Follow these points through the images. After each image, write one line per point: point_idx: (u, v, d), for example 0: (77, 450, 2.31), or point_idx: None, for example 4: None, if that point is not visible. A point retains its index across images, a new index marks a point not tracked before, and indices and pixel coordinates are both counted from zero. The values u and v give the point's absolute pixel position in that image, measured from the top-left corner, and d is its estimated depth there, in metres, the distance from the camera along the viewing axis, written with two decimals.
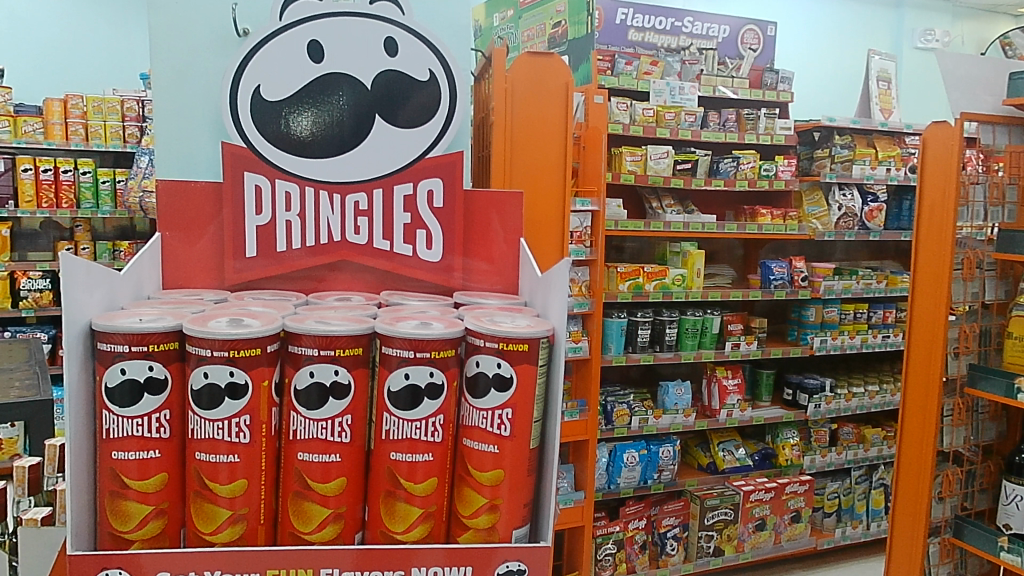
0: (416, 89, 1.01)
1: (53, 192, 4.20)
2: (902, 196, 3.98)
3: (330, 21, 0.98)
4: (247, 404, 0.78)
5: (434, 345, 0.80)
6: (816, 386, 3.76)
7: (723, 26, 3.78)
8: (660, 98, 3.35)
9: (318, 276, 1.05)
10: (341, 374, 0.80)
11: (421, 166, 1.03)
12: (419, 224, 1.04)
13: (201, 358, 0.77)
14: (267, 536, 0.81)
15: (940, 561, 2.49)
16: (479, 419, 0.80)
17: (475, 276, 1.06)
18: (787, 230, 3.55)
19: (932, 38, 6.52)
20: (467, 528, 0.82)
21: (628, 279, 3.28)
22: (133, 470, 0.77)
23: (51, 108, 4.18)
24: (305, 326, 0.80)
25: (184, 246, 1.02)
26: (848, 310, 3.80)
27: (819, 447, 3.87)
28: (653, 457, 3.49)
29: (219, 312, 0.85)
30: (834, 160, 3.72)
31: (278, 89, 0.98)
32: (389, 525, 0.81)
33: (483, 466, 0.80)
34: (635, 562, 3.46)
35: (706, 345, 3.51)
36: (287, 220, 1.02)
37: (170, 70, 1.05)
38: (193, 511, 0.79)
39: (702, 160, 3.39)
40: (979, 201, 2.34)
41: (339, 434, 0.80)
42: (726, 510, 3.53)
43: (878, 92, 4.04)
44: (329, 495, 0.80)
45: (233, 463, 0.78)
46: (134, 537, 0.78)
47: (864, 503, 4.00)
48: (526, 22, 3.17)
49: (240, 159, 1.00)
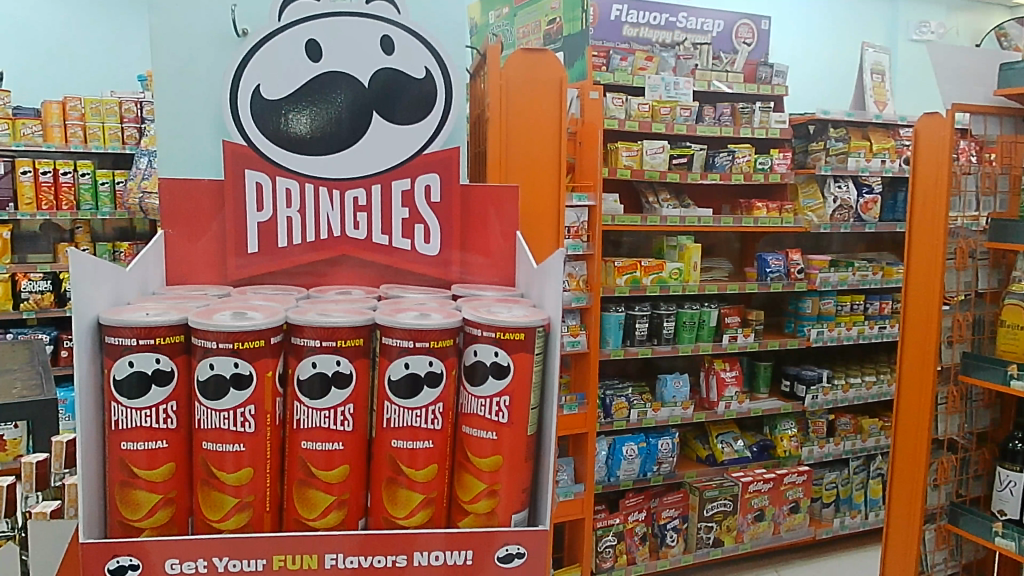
0: (411, 86, 1.04)
1: (53, 194, 4.21)
2: (897, 188, 4.02)
3: (329, 21, 1.01)
4: (252, 395, 0.80)
5: (433, 334, 0.82)
6: (814, 377, 3.81)
7: (717, 21, 3.83)
8: (655, 93, 3.36)
9: (319, 271, 1.07)
10: (343, 365, 0.82)
11: (418, 162, 1.05)
12: (418, 219, 1.06)
13: (207, 350, 0.79)
14: (272, 522, 0.83)
15: (935, 547, 2.52)
16: (478, 407, 0.83)
17: (473, 269, 1.08)
18: (782, 222, 3.57)
19: (926, 30, 6.57)
20: (467, 514, 0.84)
21: (625, 273, 3.30)
22: (142, 460, 0.80)
23: (50, 110, 4.18)
24: (307, 318, 0.83)
25: (188, 244, 1.05)
26: (845, 301, 3.82)
27: (817, 438, 3.92)
28: (653, 450, 3.53)
29: (223, 306, 0.87)
30: (829, 152, 3.77)
31: (277, 88, 1.01)
32: (391, 511, 0.83)
33: (483, 452, 0.83)
34: (635, 553, 3.48)
35: (703, 338, 3.54)
36: (287, 216, 1.04)
37: (171, 71, 1.07)
38: (201, 500, 0.81)
39: (697, 155, 3.44)
40: (970, 191, 2.37)
41: (340, 423, 0.82)
42: (724, 502, 3.57)
43: (871, 84, 4.02)
44: (333, 482, 0.82)
45: (239, 452, 0.80)
46: (144, 525, 0.80)
47: (862, 493, 4.02)
48: (522, 20, 3.24)
49: (242, 158, 1.02)
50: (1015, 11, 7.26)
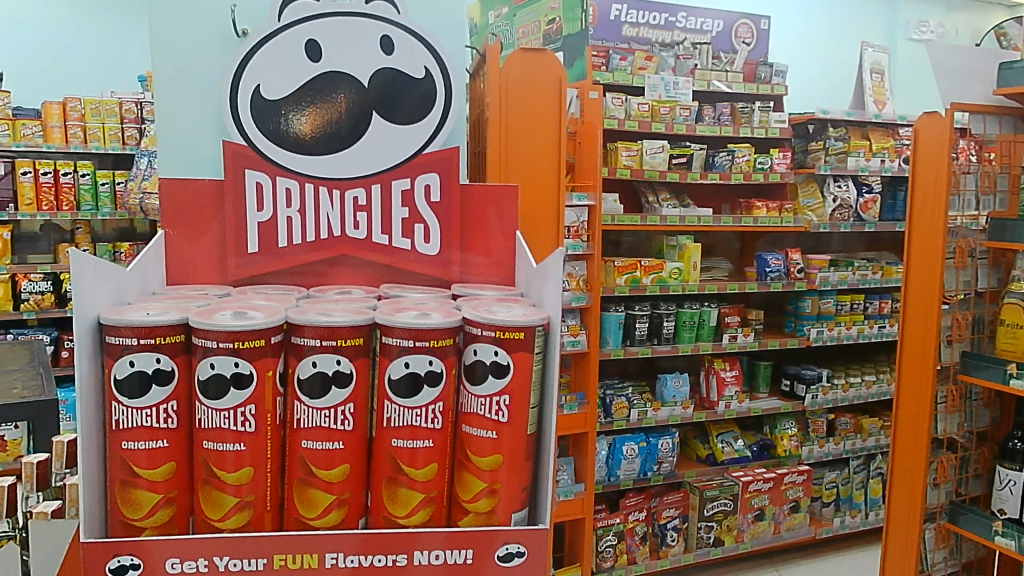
0: (411, 86, 1.04)
1: (53, 195, 4.22)
2: (896, 187, 4.01)
3: (329, 21, 1.01)
4: (252, 395, 0.80)
5: (433, 334, 0.82)
6: (814, 376, 3.81)
7: (716, 20, 3.83)
8: (654, 93, 3.36)
9: (319, 270, 1.07)
10: (343, 364, 0.82)
11: (418, 161, 1.05)
12: (418, 219, 1.07)
13: (207, 349, 0.79)
14: (273, 521, 0.83)
15: (935, 547, 2.52)
16: (478, 406, 0.83)
17: (474, 270, 1.08)
18: (782, 222, 3.57)
19: (926, 29, 6.57)
20: (468, 512, 0.84)
21: (625, 272, 3.31)
22: (143, 460, 0.80)
23: (50, 111, 4.19)
24: (307, 318, 0.83)
25: (189, 244, 1.05)
26: (845, 301, 3.82)
27: (817, 438, 3.92)
28: (653, 449, 3.53)
29: (224, 306, 0.87)
30: (829, 152, 3.77)
31: (276, 88, 1.01)
32: (392, 510, 0.83)
33: (483, 452, 0.83)
34: (635, 553, 3.48)
35: (703, 337, 3.54)
36: (287, 216, 1.04)
37: (171, 72, 1.07)
38: (201, 500, 0.81)
39: (697, 155, 3.44)
40: (969, 190, 2.38)
41: (341, 422, 0.83)
42: (725, 501, 3.57)
43: (871, 83, 4.02)
44: (333, 482, 0.82)
45: (239, 451, 0.80)
46: (145, 525, 0.80)
47: (862, 492, 4.02)
48: (521, 20, 3.24)
49: (242, 158, 1.02)
50: (1015, 10, 7.27)
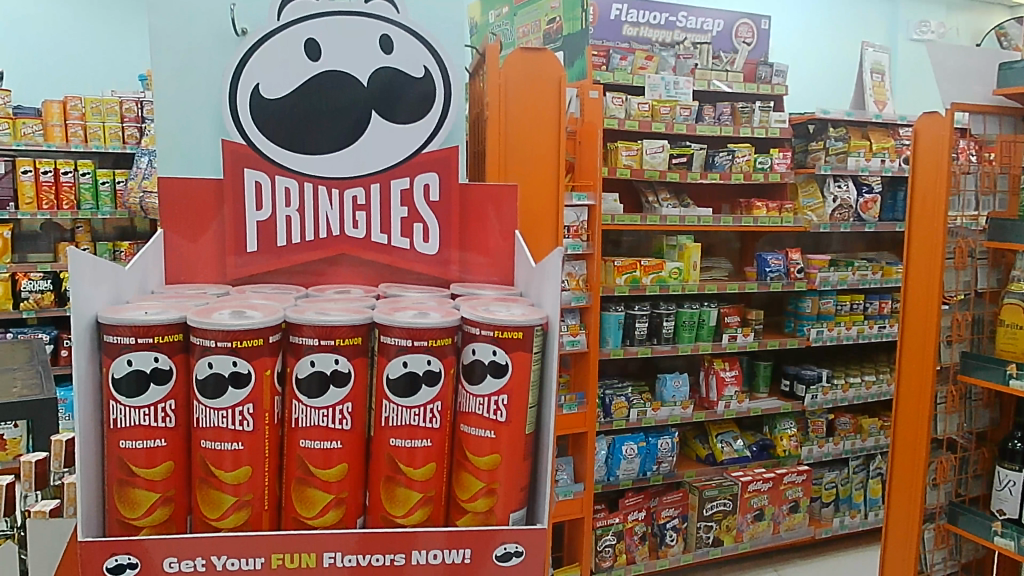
0: (410, 85, 1.04)
1: (53, 194, 4.22)
2: (897, 187, 4.01)
3: (328, 20, 1.01)
4: (250, 394, 0.80)
5: (432, 333, 0.82)
6: (813, 376, 3.81)
7: (717, 20, 3.84)
8: (654, 92, 3.35)
9: (317, 269, 1.07)
10: (342, 363, 0.82)
11: (417, 161, 1.05)
12: (417, 218, 1.07)
13: (206, 348, 0.80)
14: (271, 521, 0.83)
15: (935, 547, 2.53)
16: (476, 406, 0.83)
17: (473, 269, 1.08)
18: (782, 222, 3.56)
19: (927, 29, 6.58)
20: (466, 512, 0.84)
21: (624, 272, 3.30)
22: (141, 459, 0.80)
23: (51, 109, 4.19)
24: (305, 317, 0.83)
25: (187, 243, 1.05)
26: (844, 301, 3.82)
27: (817, 438, 3.92)
28: (652, 449, 3.53)
29: (222, 305, 0.87)
30: (829, 152, 3.77)
31: (276, 87, 1.01)
32: (390, 509, 0.83)
33: (481, 451, 0.83)
34: (635, 552, 3.49)
35: (703, 337, 3.54)
36: (287, 215, 1.04)
37: (170, 72, 1.07)
38: (199, 498, 0.81)
39: (697, 154, 3.44)
40: (969, 191, 2.38)
41: (339, 422, 0.83)
42: (724, 501, 3.57)
43: (871, 83, 4.01)
44: (331, 481, 0.82)
45: (237, 450, 0.80)
46: (142, 524, 0.80)
47: (862, 492, 4.03)
48: (521, 19, 3.26)
49: (240, 157, 1.02)
50: (1015, 11, 7.26)
